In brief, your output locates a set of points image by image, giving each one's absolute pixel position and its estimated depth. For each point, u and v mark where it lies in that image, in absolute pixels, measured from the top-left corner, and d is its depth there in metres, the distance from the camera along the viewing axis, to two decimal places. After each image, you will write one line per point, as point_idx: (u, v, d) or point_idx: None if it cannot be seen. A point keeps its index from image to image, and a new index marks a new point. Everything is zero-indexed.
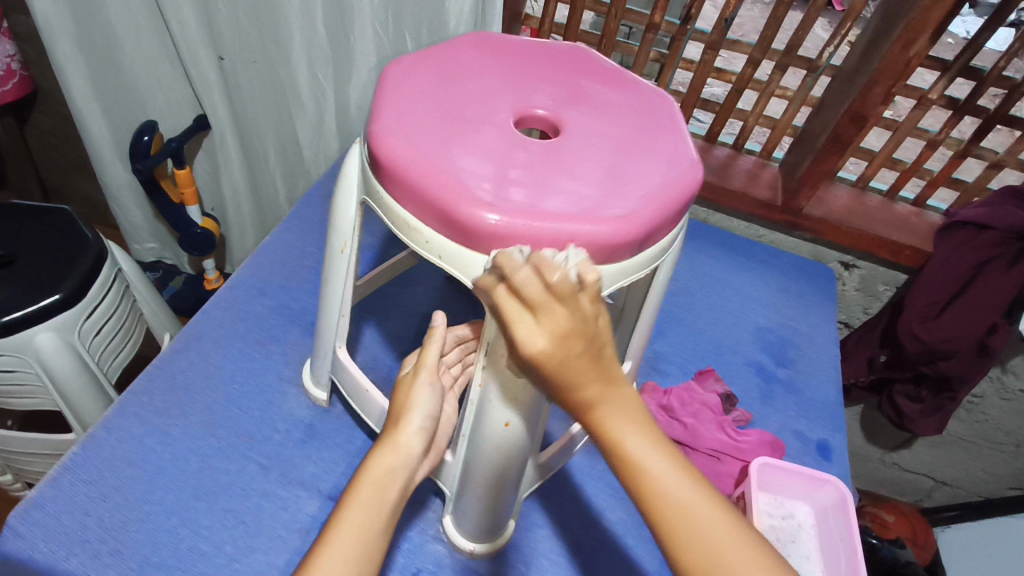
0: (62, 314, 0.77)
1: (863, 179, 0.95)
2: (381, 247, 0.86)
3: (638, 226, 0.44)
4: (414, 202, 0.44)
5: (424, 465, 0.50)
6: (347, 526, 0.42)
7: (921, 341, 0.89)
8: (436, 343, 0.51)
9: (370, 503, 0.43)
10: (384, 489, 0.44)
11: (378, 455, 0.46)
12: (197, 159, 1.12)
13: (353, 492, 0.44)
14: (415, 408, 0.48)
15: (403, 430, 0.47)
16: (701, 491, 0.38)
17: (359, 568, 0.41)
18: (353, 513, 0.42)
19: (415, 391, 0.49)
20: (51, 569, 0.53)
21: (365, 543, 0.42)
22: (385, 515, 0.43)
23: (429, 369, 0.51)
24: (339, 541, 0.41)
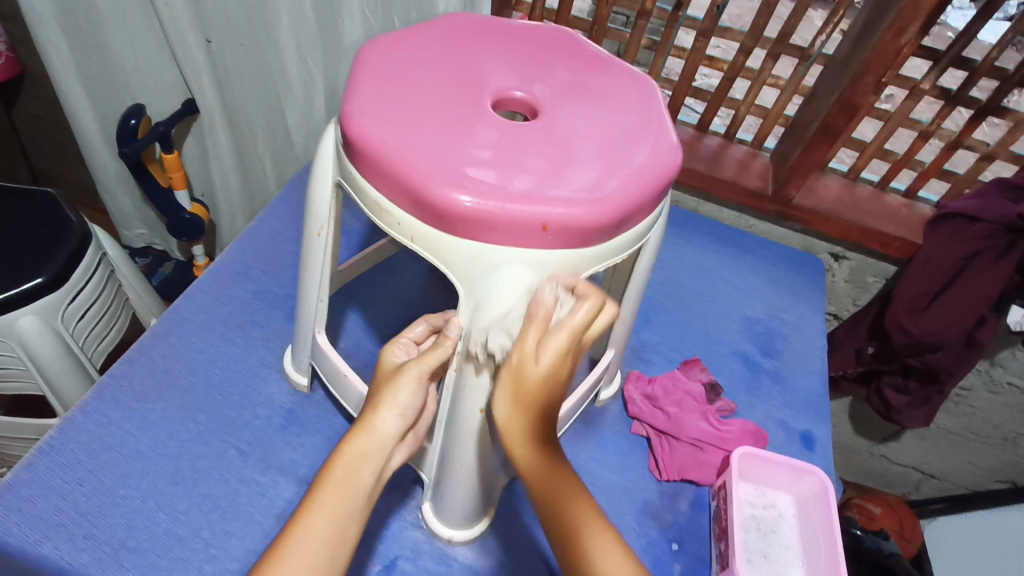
0: (45, 298, 0.76)
1: (854, 170, 0.94)
2: (366, 233, 0.85)
3: (613, 209, 0.44)
4: (386, 183, 0.44)
5: (402, 450, 0.49)
6: (321, 508, 0.41)
7: (909, 333, 0.88)
8: (419, 328, 0.53)
9: (345, 484, 0.42)
10: (359, 470, 0.44)
11: (353, 438, 0.45)
12: (185, 143, 1.10)
13: (328, 474, 0.43)
14: (397, 396, 0.46)
15: (381, 414, 0.46)
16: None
17: (333, 548, 0.40)
18: (329, 494, 0.42)
19: (399, 379, 0.47)
20: (24, 552, 0.52)
21: (341, 523, 0.41)
22: (361, 496, 0.43)
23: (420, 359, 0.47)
24: (313, 521, 0.41)
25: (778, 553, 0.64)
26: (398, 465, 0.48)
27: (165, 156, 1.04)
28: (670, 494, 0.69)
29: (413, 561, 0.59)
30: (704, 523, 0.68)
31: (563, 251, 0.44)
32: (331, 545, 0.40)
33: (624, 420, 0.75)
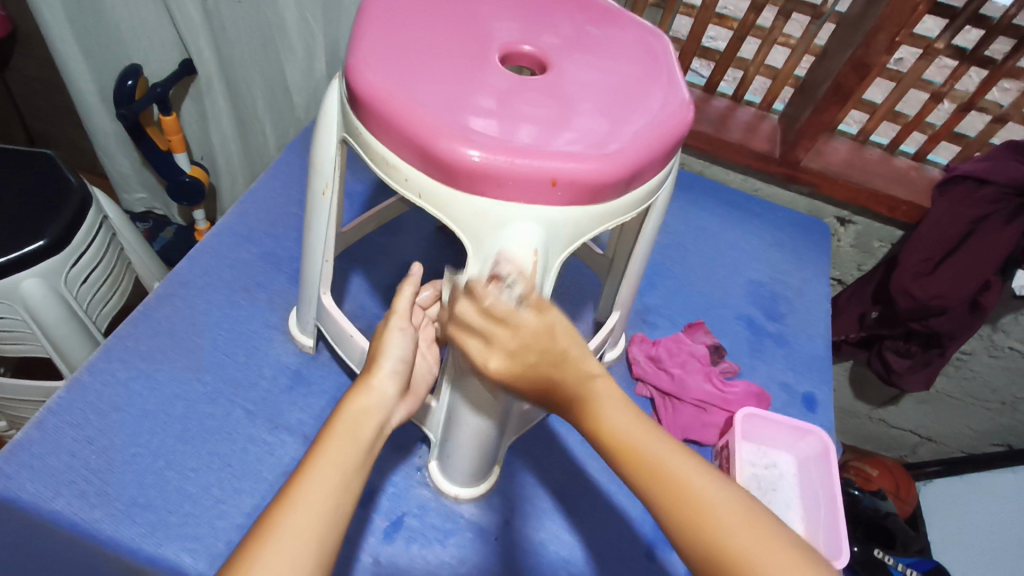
0: (48, 260, 0.76)
1: (863, 132, 0.92)
2: (369, 194, 0.84)
3: (624, 165, 0.43)
4: (392, 137, 0.43)
5: (403, 410, 0.49)
6: (323, 459, 0.40)
7: (913, 297, 0.88)
8: (408, 288, 0.51)
9: (346, 437, 0.41)
10: (358, 425, 0.43)
11: (351, 398, 0.45)
12: (183, 105, 1.09)
13: (329, 431, 0.42)
14: (388, 353, 0.48)
15: (376, 374, 0.47)
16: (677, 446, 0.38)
17: (338, 497, 0.39)
18: (331, 447, 0.41)
19: (386, 337, 0.49)
20: (38, 508, 0.53)
21: (344, 475, 0.40)
22: (362, 449, 0.42)
23: (401, 314, 0.50)
24: (317, 473, 0.39)
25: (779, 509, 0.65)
26: (398, 424, 0.48)
27: (163, 119, 1.02)
28: None
29: (420, 517, 0.61)
30: None
31: (572, 208, 0.43)
32: (335, 495, 0.39)
33: (628, 382, 0.75)
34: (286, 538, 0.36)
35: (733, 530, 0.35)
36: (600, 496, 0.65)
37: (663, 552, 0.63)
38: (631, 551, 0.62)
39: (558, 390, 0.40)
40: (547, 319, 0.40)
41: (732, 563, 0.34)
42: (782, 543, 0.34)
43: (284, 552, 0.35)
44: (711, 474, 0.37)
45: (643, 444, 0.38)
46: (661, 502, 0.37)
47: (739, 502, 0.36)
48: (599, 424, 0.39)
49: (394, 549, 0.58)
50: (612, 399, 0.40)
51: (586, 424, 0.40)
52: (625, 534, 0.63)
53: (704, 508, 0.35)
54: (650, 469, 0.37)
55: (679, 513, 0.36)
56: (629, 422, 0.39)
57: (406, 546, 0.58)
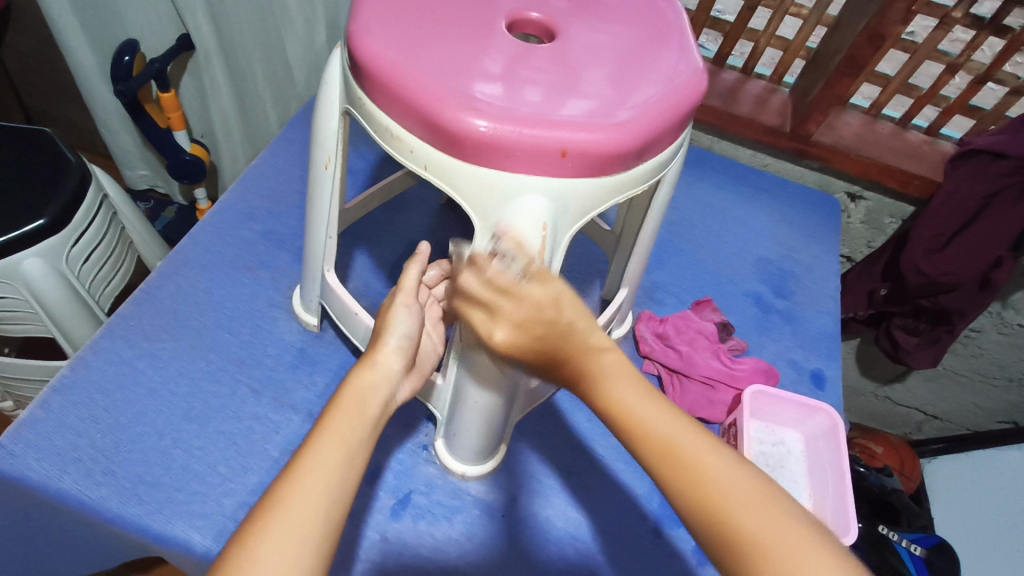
0: (48, 239, 0.75)
1: (876, 106, 0.90)
2: (372, 170, 0.83)
3: (635, 135, 0.42)
4: (396, 106, 0.42)
5: (409, 387, 0.49)
6: (330, 431, 0.40)
7: (923, 274, 0.87)
8: (415, 267, 0.50)
9: (352, 411, 0.41)
10: (364, 400, 0.43)
11: (356, 373, 0.45)
12: (182, 82, 1.07)
13: (335, 405, 0.42)
14: (394, 329, 0.48)
15: (381, 350, 0.47)
16: (672, 420, 0.37)
17: (345, 470, 0.38)
18: (336, 422, 0.40)
19: (392, 314, 0.49)
20: (44, 487, 0.53)
21: (350, 448, 0.40)
22: (369, 424, 0.42)
23: (407, 293, 0.51)
24: (323, 446, 0.39)
25: (785, 486, 0.65)
26: (403, 401, 0.48)
27: (163, 96, 1.01)
28: None
29: (426, 494, 0.61)
30: None
31: (581, 180, 0.42)
32: (342, 467, 0.38)
33: (636, 359, 0.75)
34: (294, 509, 0.35)
35: (743, 505, 0.34)
36: (607, 474, 0.65)
37: (670, 529, 0.62)
38: (639, 528, 0.62)
39: (562, 365, 0.39)
40: (551, 289, 0.39)
41: (741, 536, 0.33)
42: (791, 516, 0.34)
43: (292, 524, 0.35)
44: (715, 448, 0.36)
45: (654, 424, 0.36)
46: (671, 481, 0.35)
47: (751, 480, 0.35)
48: (609, 401, 0.38)
49: (401, 527, 0.58)
50: (625, 373, 0.38)
51: (592, 401, 0.38)
52: (632, 511, 0.63)
53: (716, 489, 0.34)
54: (658, 448, 0.36)
55: (689, 489, 0.35)
56: (631, 395, 0.38)
57: (414, 523, 0.58)
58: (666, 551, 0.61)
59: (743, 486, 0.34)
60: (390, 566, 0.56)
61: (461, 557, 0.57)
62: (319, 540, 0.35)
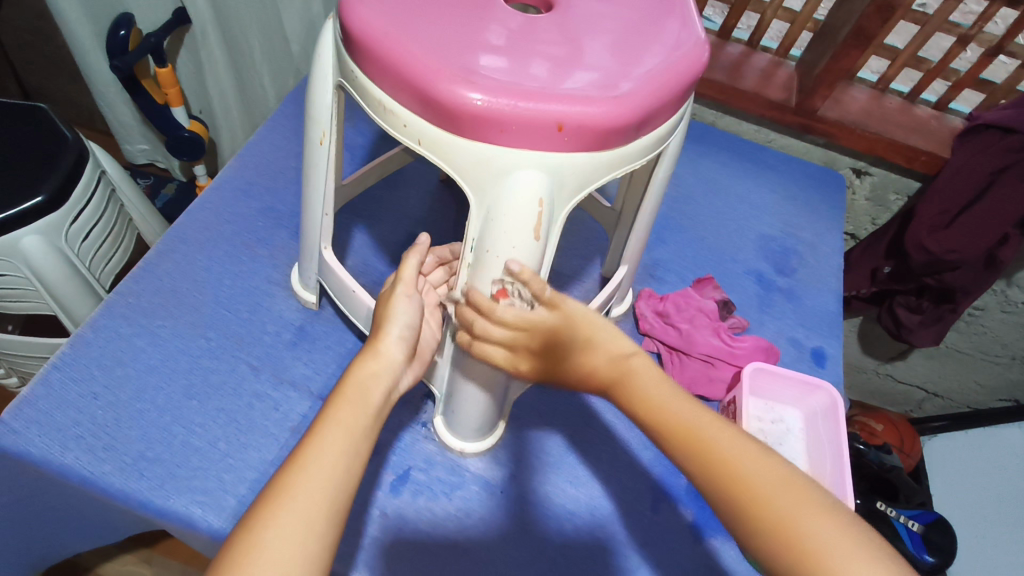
0: (47, 217, 0.75)
1: (884, 79, 0.88)
2: (370, 146, 0.82)
3: (634, 107, 0.41)
4: (389, 80, 0.41)
5: (409, 375, 0.49)
6: (333, 423, 0.40)
7: (927, 252, 0.86)
8: (414, 257, 0.51)
9: (355, 401, 0.41)
10: (367, 390, 0.43)
11: (358, 362, 0.45)
12: (179, 58, 1.05)
13: (338, 393, 0.42)
14: (394, 319, 0.47)
15: (383, 340, 0.46)
16: (701, 416, 0.39)
17: (349, 460, 0.39)
18: (339, 411, 0.41)
19: (393, 304, 0.48)
20: (47, 462, 0.54)
21: (354, 437, 0.40)
22: (372, 412, 0.42)
23: (407, 283, 0.50)
24: (327, 437, 0.39)
25: None
26: (405, 389, 0.48)
27: (159, 71, 0.99)
28: None
29: (426, 471, 0.61)
30: None
31: (578, 154, 0.41)
32: (345, 455, 0.39)
33: (635, 337, 0.74)
34: (298, 498, 0.35)
35: (771, 493, 0.35)
36: (606, 450, 0.66)
37: (668, 504, 0.63)
38: (637, 504, 0.62)
39: (589, 376, 0.42)
40: (561, 313, 0.42)
41: (769, 524, 0.35)
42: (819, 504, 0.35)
43: (298, 516, 0.35)
44: (743, 441, 0.38)
45: (685, 421, 0.39)
46: (701, 472, 0.37)
47: (780, 472, 0.36)
48: (635, 402, 0.40)
49: (401, 503, 0.58)
50: (650, 374, 0.41)
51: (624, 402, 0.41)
52: (631, 486, 0.63)
53: (745, 477, 0.36)
54: (687, 441, 0.38)
55: (720, 477, 0.37)
56: (660, 390, 0.40)
57: (413, 500, 0.59)
58: (665, 525, 0.61)
59: (771, 477, 0.36)
60: (390, 540, 0.56)
61: (460, 532, 0.58)
62: (323, 529, 0.35)
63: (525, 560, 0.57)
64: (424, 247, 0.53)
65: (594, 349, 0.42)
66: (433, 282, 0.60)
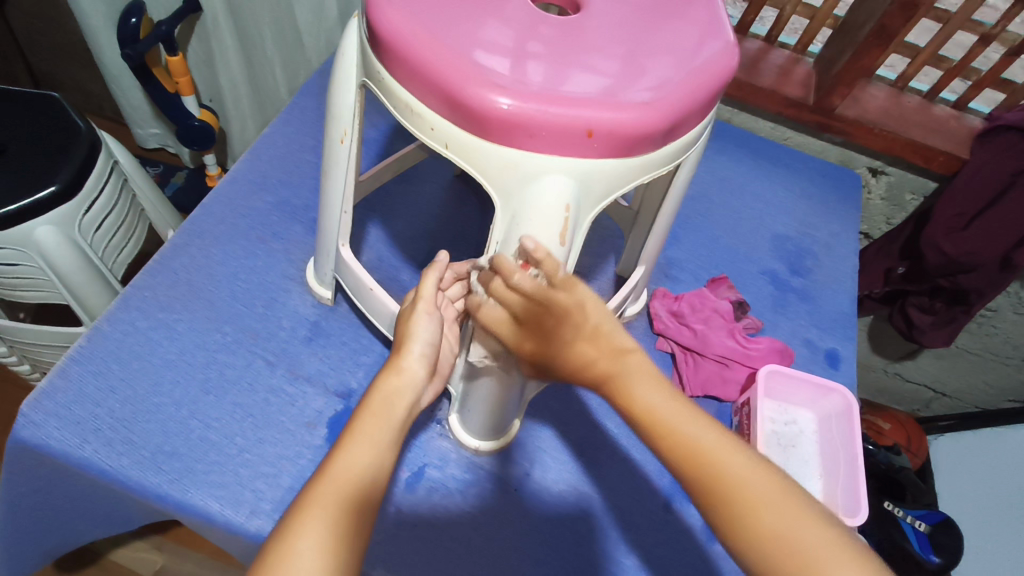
0: (61, 207, 0.75)
1: (903, 78, 0.87)
2: (386, 140, 0.81)
3: (663, 114, 0.40)
4: (418, 82, 0.40)
5: (429, 390, 0.53)
6: (360, 434, 0.44)
7: (943, 253, 0.85)
8: (433, 274, 0.53)
9: (380, 414, 0.45)
10: (391, 404, 0.47)
11: (382, 378, 0.49)
12: (190, 47, 1.05)
13: (364, 407, 0.46)
14: (416, 337, 0.51)
15: (406, 356, 0.50)
16: (682, 411, 0.41)
17: (373, 469, 0.42)
18: (365, 423, 0.45)
19: (414, 321, 0.52)
20: (66, 455, 0.54)
21: (379, 449, 0.44)
22: (395, 425, 0.46)
23: (427, 300, 0.53)
24: (355, 447, 0.43)
25: (797, 466, 0.65)
26: (424, 403, 0.53)
27: (170, 59, 0.99)
28: None
29: (441, 469, 0.61)
30: None
31: (606, 160, 0.41)
32: (371, 465, 0.43)
33: (649, 336, 0.74)
34: (328, 505, 0.39)
35: (760, 499, 0.38)
36: (619, 449, 0.66)
37: (680, 505, 0.63)
38: (650, 504, 0.62)
39: (587, 368, 0.43)
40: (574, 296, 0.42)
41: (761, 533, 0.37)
42: (805, 511, 0.37)
43: (325, 518, 0.38)
44: (733, 448, 0.39)
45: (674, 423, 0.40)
46: (686, 471, 0.39)
47: (771, 478, 0.38)
48: (632, 401, 0.41)
49: (416, 500, 0.59)
50: (643, 375, 0.42)
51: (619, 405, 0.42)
52: (645, 486, 0.64)
53: (737, 480, 0.38)
54: (672, 440, 0.40)
55: (704, 473, 0.39)
56: (652, 393, 0.41)
57: (428, 497, 0.59)
58: (677, 526, 0.61)
59: (756, 478, 0.38)
60: (405, 537, 0.56)
61: (473, 529, 0.58)
62: (351, 536, 0.38)
63: (538, 559, 0.57)
64: (443, 263, 0.55)
65: (599, 337, 0.43)
66: (452, 295, 0.61)
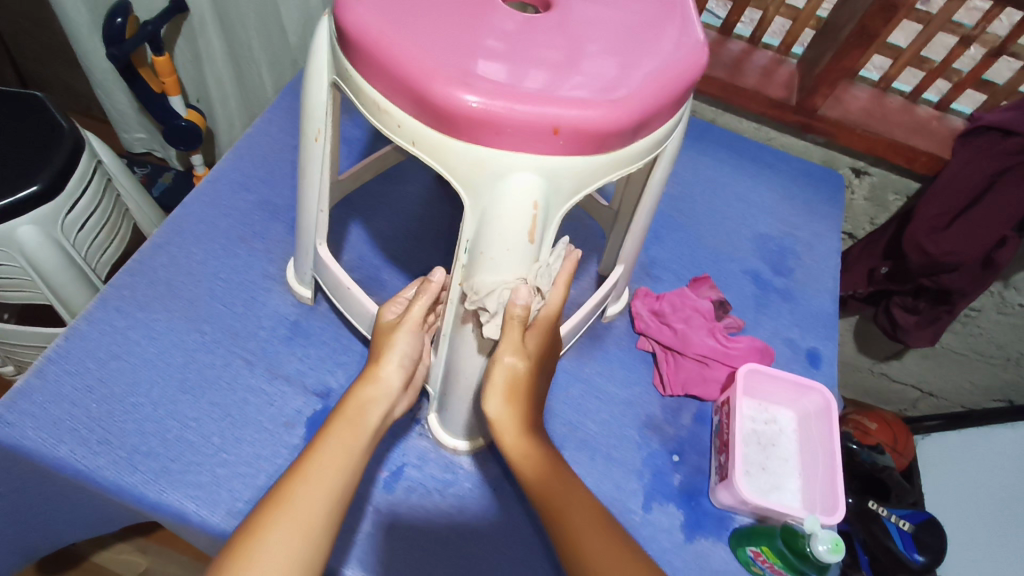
0: (42, 207, 0.74)
1: (885, 79, 0.88)
2: (369, 140, 0.81)
3: (632, 111, 0.40)
4: (385, 79, 0.40)
5: (404, 401, 0.53)
6: (333, 439, 0.45)
7: (925, 253, 0.85)
8: (426, 296, 0.52)
9: (353, 421, 0.47)
10: (365, 411, 0.48)
11: (358, 388, 0.50)
12: (176, 46, 1.04)
13: (339, 415, 0.47)
14: (397, 349, 0.51)
15: (384, 366, 0.50)
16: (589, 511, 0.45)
17: (344, 474, 0.44)
18: (340, 430, 0.46)
19: (395, 336, 0.52)
20: (41, 454, 0.54)
21: (352, 456, 0.45)
22: (369, 433, 0.47)
23: (413, 320, 0.52)
24: (328, 451, 0.44)
25: (776, 465, 0.65)
26: (400, 412, 0.53)
27: (156, 59, 0.98)
28: (674, 409, 0.70)
29: (420, 468, 0.61)
30: (706, 437, 0.69)
31: (575, 158, 0.41)
32: (343, 468, 0.44)
33: (631, 336, 0.75)
34: (300, 506, 0.40)
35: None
36: (599, 449, 0.66)
37: (659, 504, 0.63)
38: (629, 503, 0.62)
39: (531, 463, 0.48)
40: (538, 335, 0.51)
41: None
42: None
43: (296, 519, 0.40)
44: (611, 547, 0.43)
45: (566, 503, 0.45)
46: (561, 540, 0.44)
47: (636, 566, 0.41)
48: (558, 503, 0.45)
49: (394, 499, 0.59)
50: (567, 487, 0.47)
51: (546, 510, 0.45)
52: (622, 486, 0.64)
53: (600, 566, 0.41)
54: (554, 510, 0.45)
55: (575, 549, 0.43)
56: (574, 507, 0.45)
57: (406, 496, 0.59)
58: (654, 525, 0.62)
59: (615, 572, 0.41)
60: (384, 535, 0.56)
61: (452, 528, 0.58)
62: (318, 535, 0.40)
63: (517, 558, 0.58)
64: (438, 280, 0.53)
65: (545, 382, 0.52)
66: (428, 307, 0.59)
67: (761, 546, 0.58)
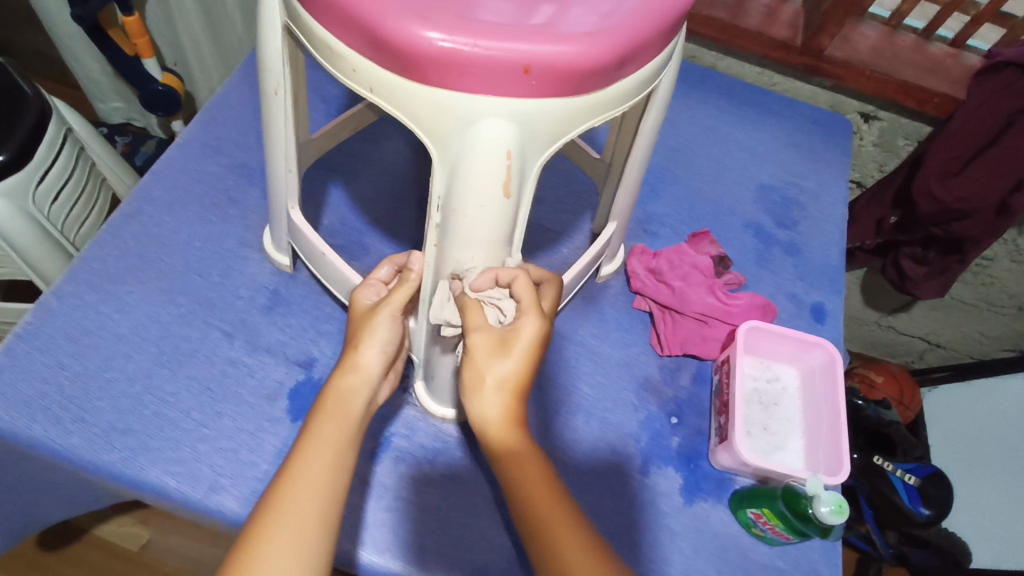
0: (11, 178, 0.71)
1: (897, 15, 0.82)
2: (347, 96, 0.77)
3: (611, 45, 0.36)
4: (335, 18, 0.36)
5: (385, 385, 0.51)
6: (318, 436, 0.43)
7: (936, 200, 0.80)
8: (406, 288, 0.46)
9: (336, 414, 0.44)
10: (347, 398, 0.46)
11: (337, 380, 0.47)
12: (147, 7, 0.98)
13: (320, 409, 0.45)
14: (375, 331, 0.47)
15: (363, 352, 0.47)
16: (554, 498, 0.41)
17: (337, 470, 0.42)
18: (325, 424, 0.44)
19: (374, 319, 0.47)
20: (14, 435, 0.52)
21: (341, 450, 0.43)
22: (355, 423, 0.45)
23: (395, 304, 0.47)
24: (312, 448, 0.42)
25: (779, 424, 0.63)
26: (383, 397, 0.51)
27: (126, 19, 0.92)
28: (672, 369, 0.68)
29: (408, 438, 0.59)
30: (705, 397, 0.66)
31: (551, 101, 0.37)
32: (333, 466, 0.42)
33: (626, 295, 0.72)
34: (289, 513, 0.39)
35: None
36: (595, 414, 0.63)
37: (656, 468, 0.61)
38: (624, 466, 0.61)
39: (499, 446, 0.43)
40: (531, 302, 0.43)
41: None
42: None
43: (288, 526, 0.38)
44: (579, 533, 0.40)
45: (540, 496, 0.41)
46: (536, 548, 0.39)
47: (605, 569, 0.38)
48: (516, 487, 0.42)
49: (381, 470, 0.57)
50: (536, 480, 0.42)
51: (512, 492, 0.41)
52: (618, 450, 0.62)
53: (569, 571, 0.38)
54: (533, 525, 0.40)
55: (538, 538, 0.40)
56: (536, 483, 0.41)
57: (394, 466, 0.57)
58: (648, 490, 0.60)
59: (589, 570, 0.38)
60: (369, 506, 0.55)
61: (444, 497, 0.57)
62: (317, 536, 0.39)
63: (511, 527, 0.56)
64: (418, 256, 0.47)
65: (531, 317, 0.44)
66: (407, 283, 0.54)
67: (762, 508, 0.56)
